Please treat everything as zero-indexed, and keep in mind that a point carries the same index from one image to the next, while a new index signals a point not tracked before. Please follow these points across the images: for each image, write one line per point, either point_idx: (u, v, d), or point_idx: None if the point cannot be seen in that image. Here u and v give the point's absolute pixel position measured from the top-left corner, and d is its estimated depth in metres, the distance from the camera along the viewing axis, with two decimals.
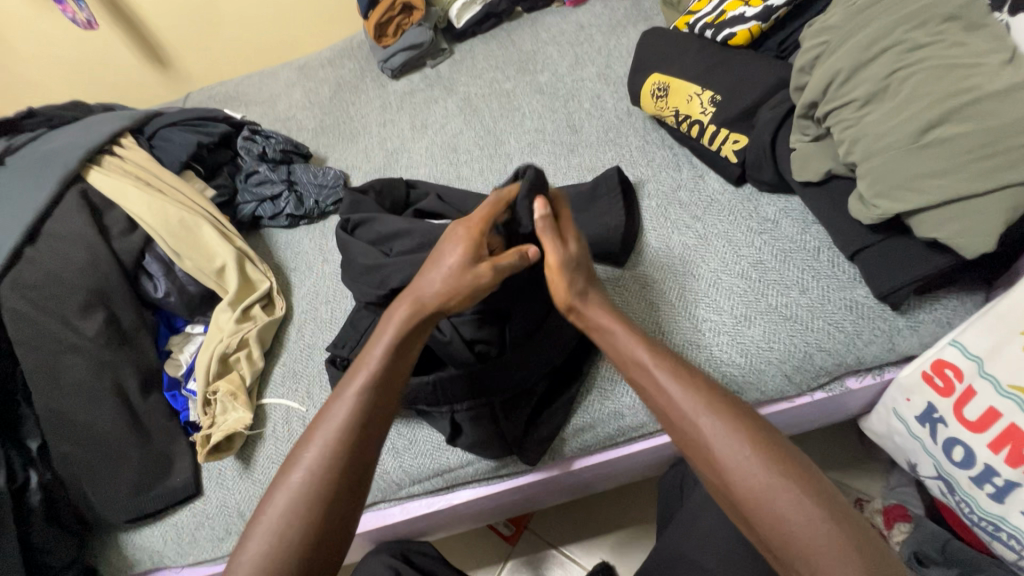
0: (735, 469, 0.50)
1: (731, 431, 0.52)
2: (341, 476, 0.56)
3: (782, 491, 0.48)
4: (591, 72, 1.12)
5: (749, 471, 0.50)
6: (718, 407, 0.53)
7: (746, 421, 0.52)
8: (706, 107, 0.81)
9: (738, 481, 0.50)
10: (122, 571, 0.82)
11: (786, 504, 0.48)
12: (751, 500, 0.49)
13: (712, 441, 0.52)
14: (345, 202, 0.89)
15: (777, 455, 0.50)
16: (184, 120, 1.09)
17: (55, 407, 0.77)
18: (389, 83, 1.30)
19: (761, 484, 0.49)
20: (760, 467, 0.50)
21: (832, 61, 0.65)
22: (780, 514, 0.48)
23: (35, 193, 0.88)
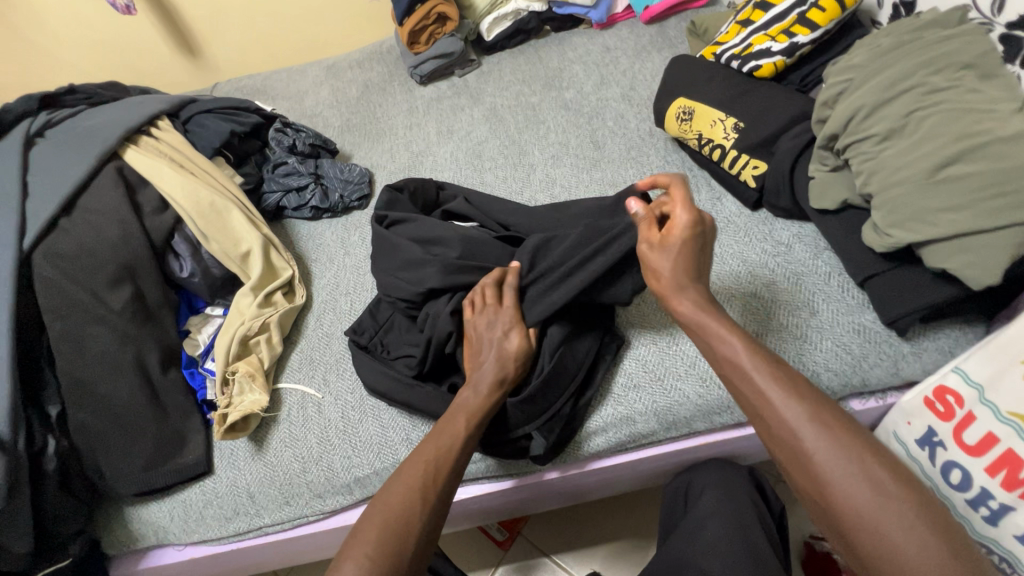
0: (842, 489, 0.49)
1: (838, 448, 0.50)
2: (437, 487, 0.63)
3: (891, 515, 0.47)
4: (615, 93, 1.16)
5: (858, 492, 0.48)
6: (827, 425, 0.52)
7: (856, 440, 0.51)
8: (728, 133, 0.85)
9: (845, 502, 0.49)
10: (125, 545, 0.82)
11: (896, 530, 0.46)
12: (862, 526, 0.47)
13: (818, 458, 0.50)
14: (381, 199, 0.93)
15: (891, 478, 0.49)
16: (218, 108, 1.12)
17: (77, 375, 0.78)
18: (417, 89, 1.33)
19: (876, 510, 0.47)
20: (868, 486, 0.48)
21: (854, 98, 0.70)
22: (891, 540, 0.46)
23: (72, 165, 0.90)
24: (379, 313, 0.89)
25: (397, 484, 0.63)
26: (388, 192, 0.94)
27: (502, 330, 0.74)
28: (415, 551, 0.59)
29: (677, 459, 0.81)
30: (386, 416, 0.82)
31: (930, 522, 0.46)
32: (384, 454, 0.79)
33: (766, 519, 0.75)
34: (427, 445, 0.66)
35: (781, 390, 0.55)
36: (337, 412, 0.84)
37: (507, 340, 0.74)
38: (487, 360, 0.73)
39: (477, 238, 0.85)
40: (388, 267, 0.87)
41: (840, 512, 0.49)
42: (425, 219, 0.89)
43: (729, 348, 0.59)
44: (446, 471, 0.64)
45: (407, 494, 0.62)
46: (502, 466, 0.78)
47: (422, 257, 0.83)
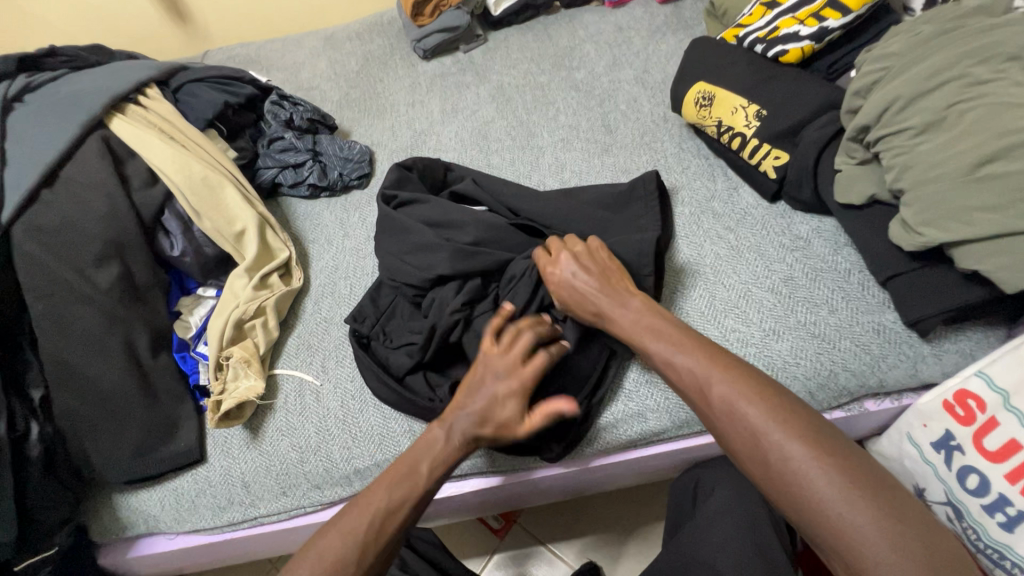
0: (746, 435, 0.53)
1: (739, 397, 0.55)
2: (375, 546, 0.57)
3: (790, 453, 0.51)
4: (628, 75, 1.12)
5: (759, 435, 0.52)
6: (724, 375, 0.57)
7: (758, 389, 0.55)
8: (750, 121, 0.82)
9: (748, 446, 0.53)
10: (114, 533, 0.79)
11: (798, 465, 0.50)
12: (774, 476, 0.51)
13: (734, 424, 0.54)
14: (389, 178, 0.89)
15: (797, 426, 0.52)
16: (211, 77, 1.06)
17: (61, 357, 0.74)
18: (420, 64, 1.27)
19: (797, 468, 0.50)
20: (771, 430, 0.52)
21: (890, 88, 0.66)
22: (792, 475, 0.50)
23: (55, 134, 0.84)
24: (380, 297, 0.85)
25: (338, 530, 0.58)
26: (395, 173, 0.89)
27: (503, 372, 0.65)
28: (379, 557, 0.57)
29: (687, 455, 0.80)
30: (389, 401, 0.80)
31: (822, 454, 0.50)
32: (386, 445, 0.77)
33: (775, 518, 0.74)
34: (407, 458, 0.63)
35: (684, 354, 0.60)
36: (337, 401, 0.81)
37: (502, 383, 0.65)
38: (480, 400, 0.64)
39: (490, 221, 0.82)
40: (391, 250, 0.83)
41: (756, 468, 0.53)
42: (436, 201, 0.85)
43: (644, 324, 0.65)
44: (391, 528, 0.58)
45: (386, 495, 0.60)
46: (511, 460, 0.75)
47: (432, 241, 0.80)
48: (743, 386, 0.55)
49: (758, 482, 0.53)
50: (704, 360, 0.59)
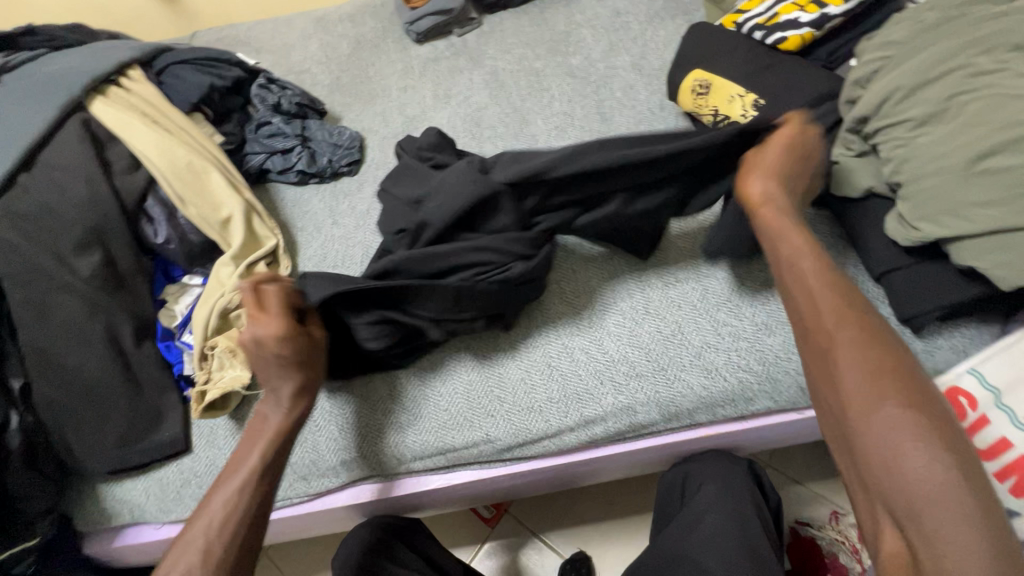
0: (874, 407, 0.47)
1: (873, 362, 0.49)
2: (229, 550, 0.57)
3: (912, 440, 0.44)
4: (625, 61, 1.09)
5: (885, 410, 0.46)
6: (865, 334, 0.51)
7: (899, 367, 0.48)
8: (747, 111, 0.80)
9: (869, 418, 0.47)
10: (98, 522, 0.79)
11: (911, 452, 0.44)
12: (880, 457, 0.45)
13: (853, 386, 0.49)
14: (430, 139, 0.85)
15: (933, 420, 0.45)
16: (197, 59, 1.03)
17: (42, 346, 0.73)
18: (413, 48, 1.24)
19: (890, 437, 0.45)
20: (899, 409, 0.46)
21: (891, 78, 0.65)
22: (906, 464, 0.44)
23: (33, 116, 0.82)
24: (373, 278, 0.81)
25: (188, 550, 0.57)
26: (436, 134, 0.85)
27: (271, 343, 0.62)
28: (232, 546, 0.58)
29: (677, 449, 0.79)
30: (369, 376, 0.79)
31: (952, 453, 0.43)
32: (372, 437, 0.76)
33: (763, 512, 0.74)
34: (241, 490, 0.61)
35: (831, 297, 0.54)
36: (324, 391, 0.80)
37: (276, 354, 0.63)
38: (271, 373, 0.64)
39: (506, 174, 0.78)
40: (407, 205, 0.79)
41: (862, 446, 0.47)
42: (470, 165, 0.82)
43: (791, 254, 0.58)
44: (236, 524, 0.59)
45: (237, 490, 0.61)
46: (499, 452, 0.74)
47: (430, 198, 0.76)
48: (871, 345, 0.50)
49: (850, 450, 0.48)
50: (838, 308, 0.53)
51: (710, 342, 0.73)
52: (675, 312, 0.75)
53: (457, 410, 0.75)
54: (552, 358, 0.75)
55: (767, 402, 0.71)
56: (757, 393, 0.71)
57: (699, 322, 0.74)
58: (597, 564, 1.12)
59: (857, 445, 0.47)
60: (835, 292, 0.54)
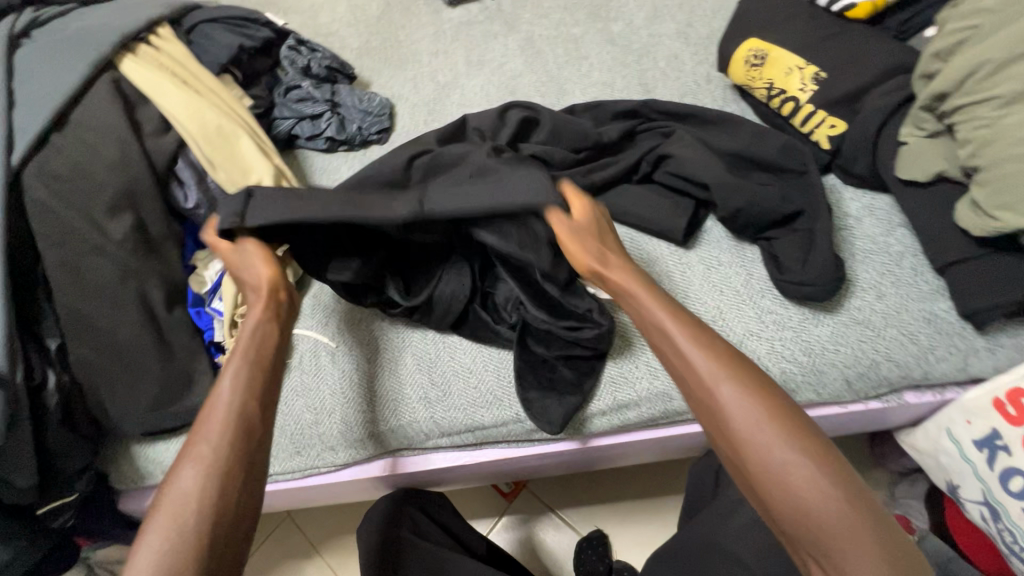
0: (762, 450, 0.45)
1: (752, 401, 0.47)
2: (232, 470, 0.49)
3: (804, 472, 0.44)
4: (670, 30, 1.03)
5: (771, 454, 0.45)
6: (734, 371, 0.49)
7: (770, 399, 0.47)
8: (806, 84, 0.75)
9: (762, 458, 0.45)
10: (132, 482, 0.81)
11: (807, 485, 0.44)
12: (782, 500, 0.44)
13: (735, 421, 0.47)
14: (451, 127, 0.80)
15: (805, 442, 0.45)
16: (226, 18, 1.00)
17: (77, 308, 0.73)
18: (444, 10, 1.18)
19: (793, 473, 0.44)
20: (781, 445, 0.45)
21: (978, 50, 0.59)
22: (805, 498, 0.43)
23: (63, 73, 0.80)
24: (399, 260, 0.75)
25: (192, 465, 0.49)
26: (495, 113, 0.80)
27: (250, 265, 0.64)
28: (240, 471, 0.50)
29: (708, 437, 0.78)
30: (394, 338, 0.78)
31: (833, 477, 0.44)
32: (400, 411, 0.75)
33: None
34: (232, 397, 0.53)
35: (699, 347, 0.50)
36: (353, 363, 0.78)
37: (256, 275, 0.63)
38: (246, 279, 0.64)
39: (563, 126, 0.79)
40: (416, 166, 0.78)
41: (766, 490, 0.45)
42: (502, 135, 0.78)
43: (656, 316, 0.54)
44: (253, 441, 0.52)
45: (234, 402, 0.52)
46: (528, 432, 0.73)
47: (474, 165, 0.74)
48: (730, 367, 0.49)
49: (753, 492, 0.47)
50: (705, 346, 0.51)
51: (752, 331, 0.69)
52: (716, 296, 0.72)
53: (489, 386, 0.74)
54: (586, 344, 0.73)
55: (812, 395, 0.67)
56: (801, 385, 0.67)
57: (741, 308, 0.71)
58: (614, 542, 1.12)
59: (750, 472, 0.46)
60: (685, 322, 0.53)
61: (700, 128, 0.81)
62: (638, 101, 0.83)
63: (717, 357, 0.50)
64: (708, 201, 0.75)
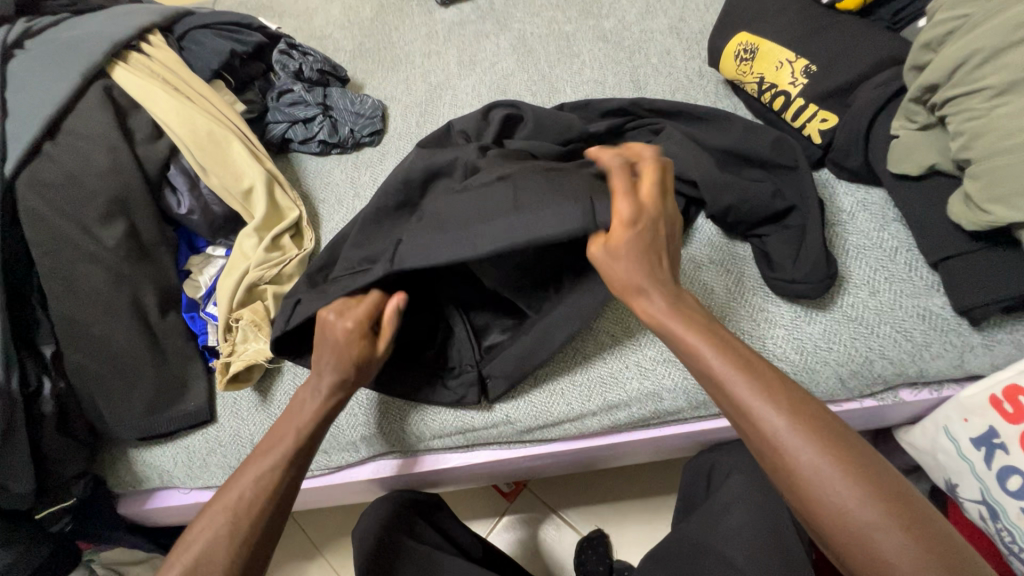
0: (840, 503, 0.44)
1: (819, 445, 0.45)
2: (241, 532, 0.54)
3: (885, 529, 0.42)
4: (662, 25, 1.02)
5: (847, 506, 0.43)
6: (796, 413, 0.47)
7: (836, 441, 0.46)
8: (796, 78, 0.73)
9: (837, 509, 0.44)
10: (130, 485, 0.82)
11: (890, 543, 0.42)
12: (863, 556, 0.43)
13: (806, 468, 0.45)
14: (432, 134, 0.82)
15: (878, 488, 0.44)
16: (217, 23, 1.00)
17: (71, 315, 0.74)
18: (437, 11, 1.17)
19: (868, 523, 0.43)
20: (858, 496, 0.43)
21: (969, 39, 0.57)
22: (886, 555, 0.42)
23: (55, 82, 0.81)
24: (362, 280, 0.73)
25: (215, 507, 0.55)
26: (478, 114, 0.82)
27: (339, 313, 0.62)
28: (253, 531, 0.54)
29: (703, 436, 0.78)
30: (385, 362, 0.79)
31: (912, 525, 0.42)
32: (392, 413, 0.75)
33: None
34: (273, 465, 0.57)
35: (759, 392, 0.48)
36: None
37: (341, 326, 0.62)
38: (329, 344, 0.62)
39: (551, 122, 0.79)
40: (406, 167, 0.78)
41: (841, 542, 0.44)
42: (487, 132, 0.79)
43: (705, 357, 0.52)
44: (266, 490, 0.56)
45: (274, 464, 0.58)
46: (520, 433, 0.73)
47: (463, 164, 0.74)
48: (800, 414, 0.47)
49: (826, 541, 0.45)
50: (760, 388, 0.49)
51: (744, 329, 0.68)
52: (708, 295, 0.71)
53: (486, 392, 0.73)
54: (575, 344, 0.74)
55: None
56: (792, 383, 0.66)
57: (732, 307, 0.70)
58: (615, 542, 1.11)
59: (826, 526, 0.44)
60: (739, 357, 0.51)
61: (692, 125, 0.80)
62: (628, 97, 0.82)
63: (770, 402, 0.48)
64: (699, 199, 0.74)
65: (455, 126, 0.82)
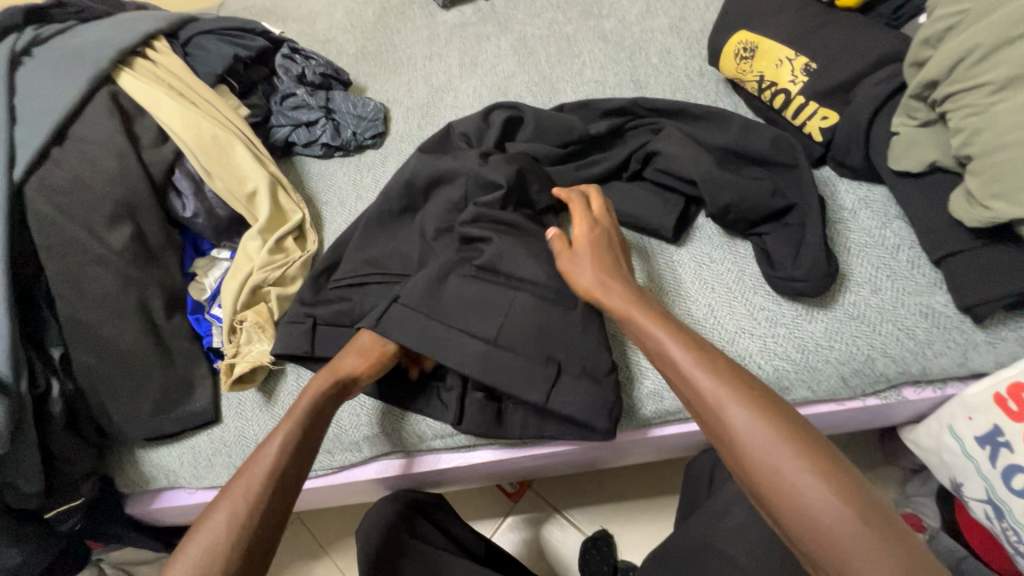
0: (776, 472, 0.44)
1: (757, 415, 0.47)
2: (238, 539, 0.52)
3: (823, 497, 0.42)
4: (663, 25, 1.02)
5: (785, 475, 0.44)
6: (737, 387, 0.49)
7: (777, 413, 0.47)
8: (796, 76, 0.73)
9: (774, 478, 0.44)
10: (137, 485, 0.83)
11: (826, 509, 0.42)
12: (801, 523, 0.43)
13: (744, 437, 0.46)
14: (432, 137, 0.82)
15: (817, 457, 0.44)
16: (221, 29, 1.01)
17: (78, 317, 0.75)
18: (438, 13, 1.18)
19: (804, 491, 0.43)
20: (793, 464, 0.44)
21: (969, 34, 0.57)
22: (822, 520, 0.42)
23: (62, 89, 0.83)
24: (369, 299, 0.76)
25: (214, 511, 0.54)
26: (479, 117, 0.82)
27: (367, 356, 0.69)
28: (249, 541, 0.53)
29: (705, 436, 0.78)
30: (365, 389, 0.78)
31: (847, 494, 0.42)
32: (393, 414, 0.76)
33: None
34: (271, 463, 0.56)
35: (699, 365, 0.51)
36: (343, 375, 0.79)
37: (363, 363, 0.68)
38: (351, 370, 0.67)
39: (551, 124, 0.80)
40: (407, 170, 0.78)
41: (784, 513, 0.44)
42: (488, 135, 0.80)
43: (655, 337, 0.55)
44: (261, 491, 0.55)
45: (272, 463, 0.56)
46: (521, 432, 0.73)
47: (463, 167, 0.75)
48: (741, 388, 0.49)
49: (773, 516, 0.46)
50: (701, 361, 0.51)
51: (745, 328, 0.68)
52: (708, 294, 0.71)
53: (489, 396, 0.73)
54: None
55: (805, 393, 0.66)
56: (794, 383, 0.66)
57: (733, 307, 0.69)
58: (619, 542, 1.11)
59: (767, 497, 0.45)
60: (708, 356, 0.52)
61: (691, 124, 0.80)
62: (628, 97, 0.82)
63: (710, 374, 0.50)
64: (698, 198, 0.74)
65: (455, 129, 0.82)
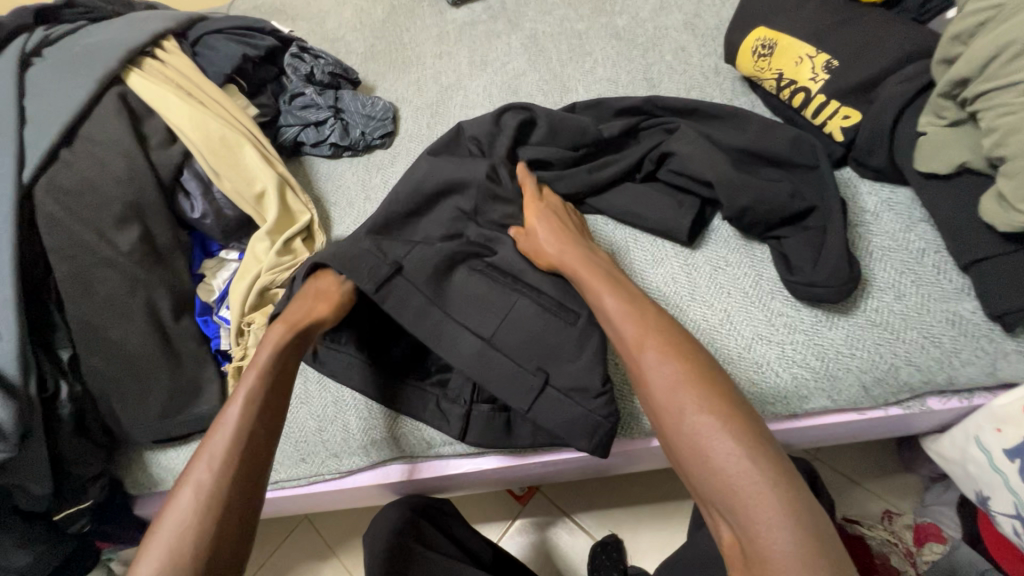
0: (676, 411, 0.48)
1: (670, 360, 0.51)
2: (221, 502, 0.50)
3: (715, 432, 0.46)
4: (677, 21, 0.99)
5: (685, 412, 0.48)
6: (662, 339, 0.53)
7: (691, 362, 0.51)
8: (817, 74, 0.71)
9: (677, 417, 0.48)
10: (145, 487, 0.82)
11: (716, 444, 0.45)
12: (691, 457, 0.46)
13: (654, 378, 0.51)
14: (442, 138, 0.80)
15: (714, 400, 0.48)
16: (230, 28, 1.01)
17: (87, 319, 0.75)
18: (447, 11, 1.17)
19: (697, 429, 0.46)
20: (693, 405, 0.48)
21: (1003, 29, 0.54)
22: (710, 453, 0.45)
23: (72, 89, 0.82)
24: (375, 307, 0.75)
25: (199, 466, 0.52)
26: (490, 117, 0.80)
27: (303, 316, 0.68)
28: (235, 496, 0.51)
29: None
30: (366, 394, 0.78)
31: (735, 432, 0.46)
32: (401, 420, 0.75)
33: None
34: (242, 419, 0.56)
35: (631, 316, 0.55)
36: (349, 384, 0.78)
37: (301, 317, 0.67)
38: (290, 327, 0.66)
39: (562, 125, 0.78)
40: (415, 170, 0.77)
41: (681, 447, 0.47)
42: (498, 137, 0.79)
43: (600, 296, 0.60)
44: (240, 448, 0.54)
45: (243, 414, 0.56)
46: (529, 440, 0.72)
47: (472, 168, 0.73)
48: (666, 339, 0.53)
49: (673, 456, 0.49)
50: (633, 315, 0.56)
51: (762, 334, 0.66)
52: (724, 299, 0.69)
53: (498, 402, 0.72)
54: None
55: (825, 401, 0.64)
56: (813, 391, 0.64)
57: (750, 312, 0.67)
58: (628, 547, 1.09)
59: (668, 433, 0.49)
60: (639, 316, 0.55)
61: (707, 123, 0.78)
62: (642, 95, 0.80)
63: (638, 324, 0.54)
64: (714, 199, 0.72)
65: (465, 130, 0.81)
